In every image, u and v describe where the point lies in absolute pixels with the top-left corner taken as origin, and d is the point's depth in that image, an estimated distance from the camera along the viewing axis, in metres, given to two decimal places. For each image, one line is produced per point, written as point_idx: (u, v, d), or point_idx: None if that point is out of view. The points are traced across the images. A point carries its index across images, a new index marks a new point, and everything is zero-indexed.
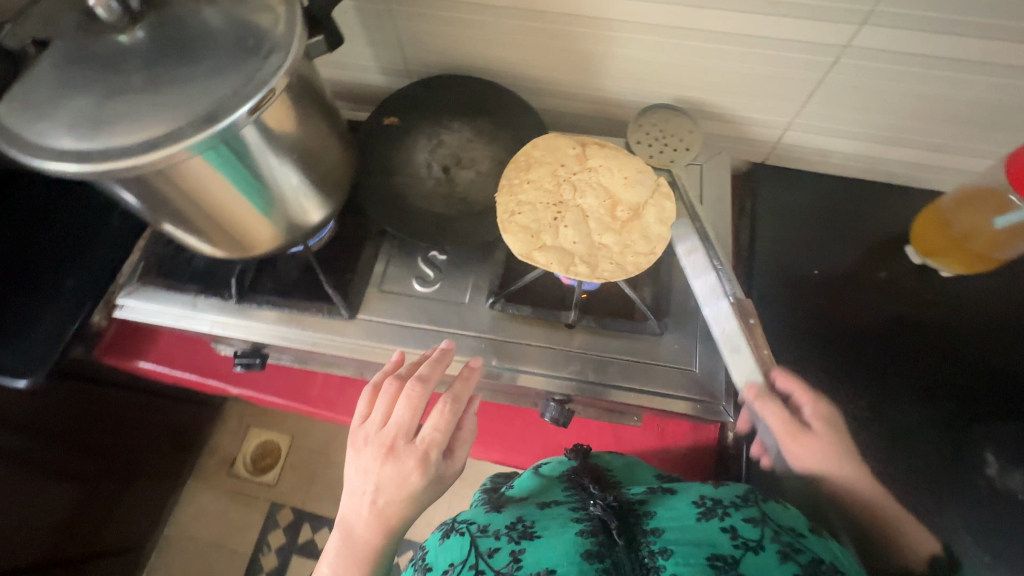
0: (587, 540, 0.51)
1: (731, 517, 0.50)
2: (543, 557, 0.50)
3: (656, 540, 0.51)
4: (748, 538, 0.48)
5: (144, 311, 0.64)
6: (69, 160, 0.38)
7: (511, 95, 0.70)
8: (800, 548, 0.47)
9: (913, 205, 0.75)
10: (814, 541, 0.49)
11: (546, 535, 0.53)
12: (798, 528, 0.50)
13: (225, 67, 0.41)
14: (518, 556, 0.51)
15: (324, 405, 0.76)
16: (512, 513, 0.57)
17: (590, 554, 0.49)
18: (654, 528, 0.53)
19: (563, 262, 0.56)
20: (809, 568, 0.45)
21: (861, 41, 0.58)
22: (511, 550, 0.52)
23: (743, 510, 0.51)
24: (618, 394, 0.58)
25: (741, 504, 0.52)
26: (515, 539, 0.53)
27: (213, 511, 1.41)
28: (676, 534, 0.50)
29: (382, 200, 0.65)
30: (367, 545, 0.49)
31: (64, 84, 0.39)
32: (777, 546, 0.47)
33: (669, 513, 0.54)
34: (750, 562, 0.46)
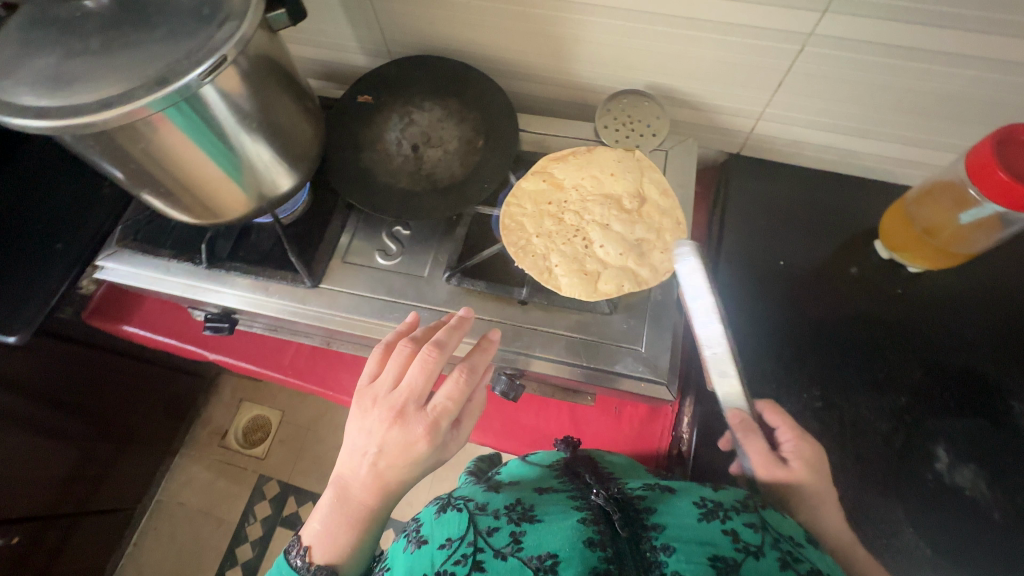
0: (588, 528, 0.50)
1: (731, 521, 0.49)
2: (545, 540, 0.49)
3: (657, 535, 0.50)
4: (748, 543, 0.46)
5: (121, 273, 0.67)
6: (29, 116, 0.40)
7: (481, 77, 0.71)
8: (800, 558, 0.45)
9: (887, 200, 0.75)
10: (815, 552, 0.47)
11: (545, 518, 0.52)
12: (799, 538, 0.48)
13: (180, 33, 0.43)
14: (518, 538, 0.50)
15: (295, 374, 0.79)
16: (511, 495, 0.57)
17: (591, 542, 0.48)
18: (654, 524, 0.51)
19: (626, 276, 0.58)
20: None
21: (825, 29, 0.58)
22: (510, 530, 0.50)
23: (744, 514, 0.49)
24: (565, 371, 0.59)
25: (743, 508, 0.50)
26: (514, 520, 0.52)
27: (203, 480, 1.46)
28: (675, 531, 0.49)
29: (350, 174, 0.67)
30: (361, 504, 0.50)
31: (28, 45, 0.42)
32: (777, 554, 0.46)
33: (668, 511, 0.52)
34: (750, 566, 0.44)
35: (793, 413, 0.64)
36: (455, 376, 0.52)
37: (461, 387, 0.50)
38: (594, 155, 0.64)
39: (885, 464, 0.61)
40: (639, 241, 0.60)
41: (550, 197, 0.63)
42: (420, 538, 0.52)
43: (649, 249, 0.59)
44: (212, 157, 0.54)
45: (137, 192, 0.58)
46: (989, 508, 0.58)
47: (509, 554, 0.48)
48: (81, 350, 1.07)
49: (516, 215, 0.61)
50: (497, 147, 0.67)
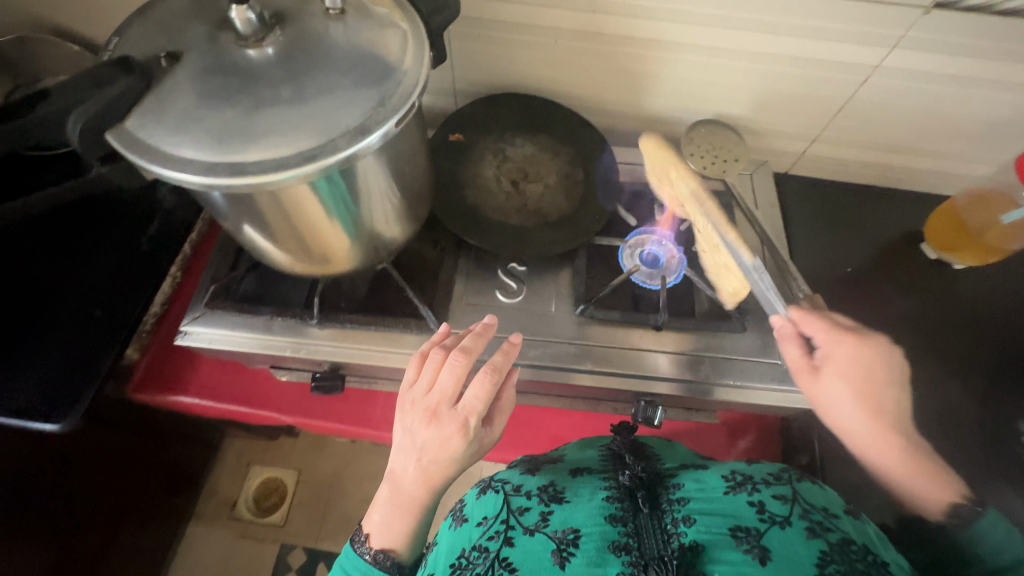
0: (612, 506, 0.52)
1: (760, 492, 0.48)
2: (570, 518, 0.50)
3: (680, 508, 0.50)
4: (775, 513, 0.46)
5: (209, 336, 0.61)
6: (220, 172, 0.37)
7: (568, 112, 0.73)
8: (830, 527, 0.45)
9: (921, 208, 0.84)
10: (849, 522, 0.47)
11: (574, 499, 0.53)
12: (834, 509, 0.48)
13: (368, 80, 0.41)
14: (546, 516, 0.51)
15: (388, 428, 0.73)
16: (545, 477, 0.58)
17: (613, 518, 0.50)
18: (681, 496, 0.52)
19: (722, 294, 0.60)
20: (838, 548, 0.43)
21: (891, 62, 0.65)
22: (540, 510, 0.52)
23: (774, 486, 0.49)
24: (708, 392, 0.61)
25: (772, 481, 0.50)
26: (546, 501, 0.53)
27: (214, 560, 1.30)
28: (699, 503, 0.50)
29: (457, 213, 0.65)
30: (411, 495, 0.50)
31: (206, 97, 0.38)
32: (805, 524, 0.45)
33: (695, 485, 0.53)
34: (776, 535, 0.44)
35: None
36: (483, 375, 0.50)
37: (489, 386, 0.49)
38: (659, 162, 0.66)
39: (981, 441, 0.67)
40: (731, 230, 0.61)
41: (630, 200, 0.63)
42: (461, 516, 0.56)
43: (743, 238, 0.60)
44: (337, 213, 0.53)
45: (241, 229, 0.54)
46: None
47: (536, 530, 0.50)
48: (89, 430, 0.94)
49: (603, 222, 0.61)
50: (598, 178, 0.69)
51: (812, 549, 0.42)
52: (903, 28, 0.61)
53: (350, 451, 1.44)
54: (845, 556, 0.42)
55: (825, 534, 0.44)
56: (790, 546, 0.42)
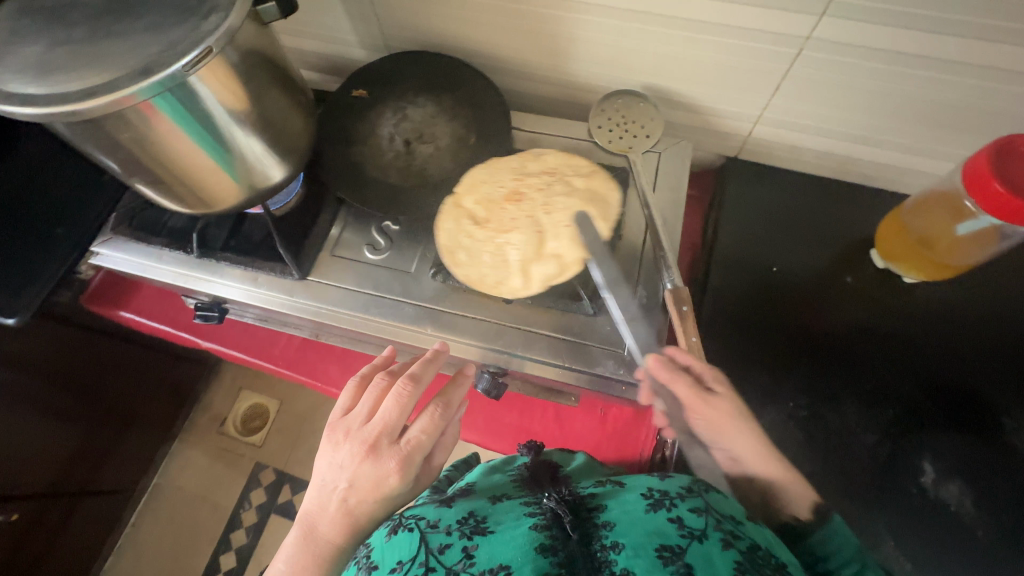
0: (541, 533, 0.51)
1: (678, 508, 0.50)
2: (497, 553, 0.49)
3: (609, 533, 0.50)
4: (692, 527, 0.48)
5: (115, 260, 0.68)
6: (14, 103, 0.41)
7: (476, 74, 0.71)
8: (739, 535, 0.48)
9: (884, 208, 0.73)
10: (754, 528, 0.49)
11: (497, 529, 0.52)
12: (737, 517, 0.51)
13: (166, 23, 0.43)
14: (471, 552, 0.49)
15: (285, 363, 0.79)
16: (464, 508, 0.56)
17: (543, 548, 0.48)
18: (605, 522, 0.52)
19: (552, 271, 0.57)
20: (748, 556, 0.46)
21: (822, 32, 0.57)
22: (462, 546, 0.50)
23: (689, 500, 0.51)
24: (549, 371, 0.59)
25: (686, 495, 0.52)
26: (467, 535, 0.52)
27: (201, 464, 1.48)
28: (626, 529, 0.49)
29: (342, 168, 0.67)
30: (328, 541, 0.52)
31: (16, 32, 0.42)
32: (719, 534, 0.47)
33: (619, 509, 0.53)
34: (695, 551, 0.46)
35: (777, 421, 0.63)
36: (430, 410, 0.55)
37: (438, 422, 0.54)
38: (516, 157, 0.64)
39: (867, 476, 0.60)
40: (563, 233, 0.58)
41: (488, 186, 0.62)
42: (369, 564, 0.50)
43: (566, 245, 0.58)
44: (200, 149, 0.56)
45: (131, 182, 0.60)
46: (974, 526, 0.57)
47: (461, 571, 0.48)
48: (74, 332, 1.09)
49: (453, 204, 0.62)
50: (488, 145, 0.67)
51: (728, 558, 0.45)
52: None
53: None
54: (755, 563, 0.45)
55: (737, 542, 0.47)
56: (710, 560, 0.45)
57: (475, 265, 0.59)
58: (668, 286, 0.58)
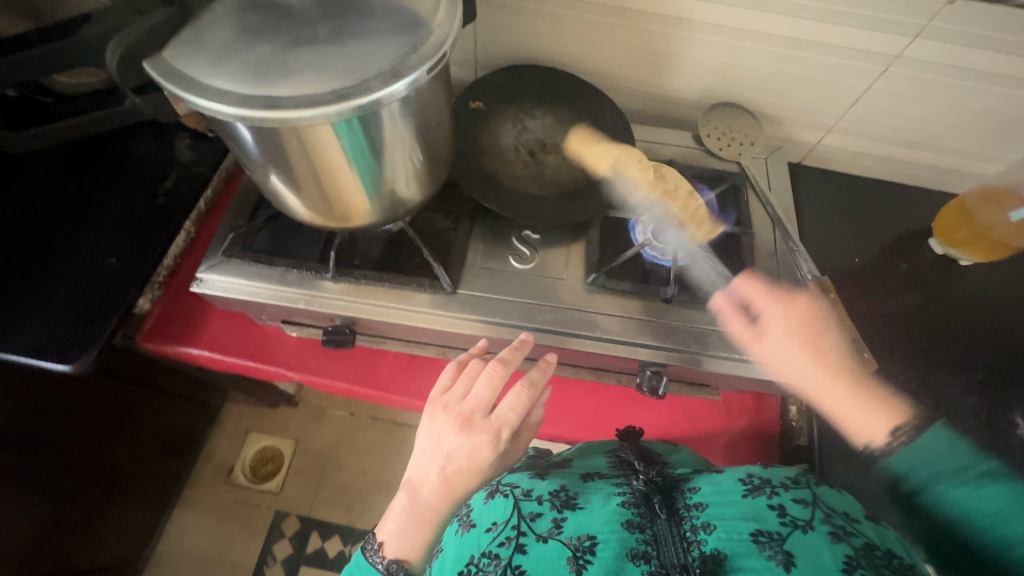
0: (628, 510, 0.54)
1: (780, 497, 0.52)
2: (585, 523, 0.52)
3: (699, 515, 0.53)
4: (796, 517, 0.50)
5: (224, 284, 0.62)
6: (256, 104, 0.37)
7: (590, 88, 0.73)
8: (853, 532, 0.48)
9: (931, 203, 0.85)
10: (869, 525, 0.50)
11: (587, 505, 0.55)
12: (852, 513, 0.52)
13: (403, 26, 0.42)
14: (560, 523, 0.53)
15: (394, 389, 0.74)
16: (555, 481, 0.59)
17: (630, 525, 0.52)
18: (697, 503, 0.55)
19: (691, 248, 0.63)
20: (863, 553, 0.46)
21: (912, 52, 0.66)
22: (553, 517, 0.53)
23: (793, 491, 0.53)
24: (717, 365, 0.61)
25: (790, 485, 0.54)
26: (558, 506, 0.55)
27: (210, 522, 1.32)
28: (718, 509, 0.53)
29: (476, 179, 0.66)
30: (430, 506, 0.55)
31: (244, 33, 0.39)
32: (828, 527, 0.49)
33: (713, 489, 0.56)
34: (798, 539, 0.47)
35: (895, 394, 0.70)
36: (518, 391, 0.56)
37: (525, 399, 0.55)
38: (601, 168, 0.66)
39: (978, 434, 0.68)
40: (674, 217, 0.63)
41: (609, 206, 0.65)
42: (468, 521, 0.54)
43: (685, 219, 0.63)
44: (365, 163, 0.53)
45: (263, 175, 0.55)
46: None
47: (550, 537, 0.51)
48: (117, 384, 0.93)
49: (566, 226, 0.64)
50: None
51: (838, 552, 0.46)
52: (927, 17, 0.62)
53: (348, 425, 1.45)
54: (870, 561, 0.46)
55: (848, 538, 0.48)
56: (815, 552, 0.46)
57: (655, 263, 0.63)
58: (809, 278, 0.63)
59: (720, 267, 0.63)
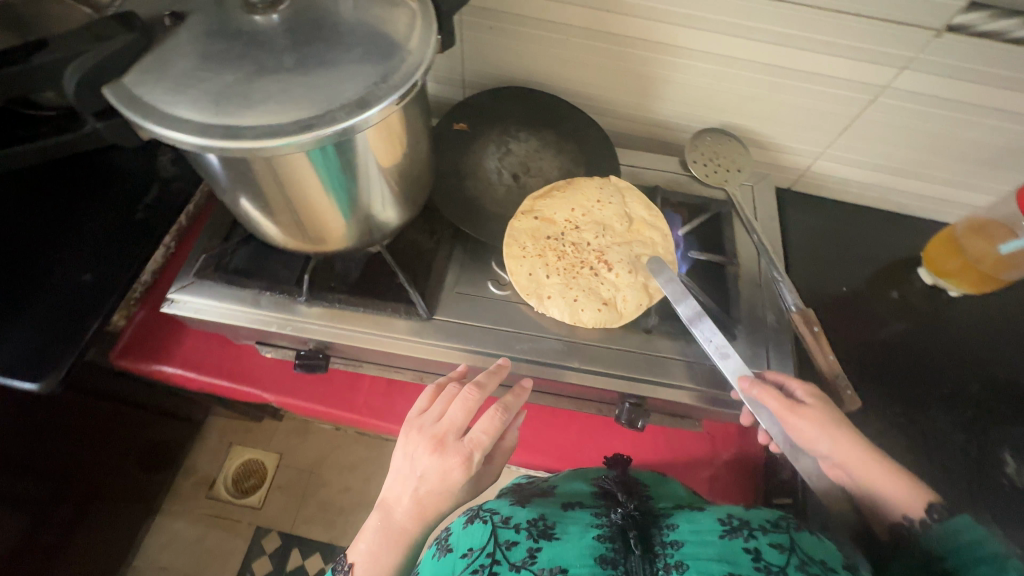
0: (604, 544, 0.53)
1: (757, 540, 0.50)
2: (557, 556, 0.51)
3: (674, 553, 0.51)
4: (771, 563, 0.47)
5: (195, 305, 0.61)
6: (215, 135, 0.37)
7: (576, 111, 0.73)
8: None
9: (920, 232, 0.84)
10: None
11: (564, 536, 0.54)
12: (831, 561, 0.48)
13: (373, 54, 0.41)
14: (535, 552, 0.52)
15: (370, 412, 0.73)
16: (535, 508, 0.58)
17: (604, 560, 0.51)
18: (674, 541, 0.52)
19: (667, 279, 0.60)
20: None
21: (899, 83, 0.65)
22: (527, 546, 0.53)
23: (772, 534, 0.50)
24: (698, 398, 0.60)
25: (769, 529, 0.51)
26: (534, 536, 0.54)
27: (190, 537, 1.30)
28: (694, 549, 0.51)
29: (457, 203, 0.65)
30: (402, 530, 0.51)
31: (208, 61, 0.38)
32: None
33: (690, 528, 0.54)
34: None
35: (880, 428, 0.68)
36: (493, 414, 0.52)
37: (499, 423, 0.51)
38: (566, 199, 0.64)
39: (964, 472, 0.66)
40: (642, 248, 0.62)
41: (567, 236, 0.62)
42: (446, 546, 0.57)
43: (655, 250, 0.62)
44: (339, 189, 0.52)
45: (236, 201, 0.54)
46: None
47: (523, 566, 0.51)
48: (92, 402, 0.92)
49: (519, 252, 0.60)
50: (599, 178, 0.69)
51: None
52: (914, 49, 0.61)
53: (333, 439, 1.43)
54: None
55: None
56: None
57: (613, 293, 0.59)
58: (792, 307, 0.62)
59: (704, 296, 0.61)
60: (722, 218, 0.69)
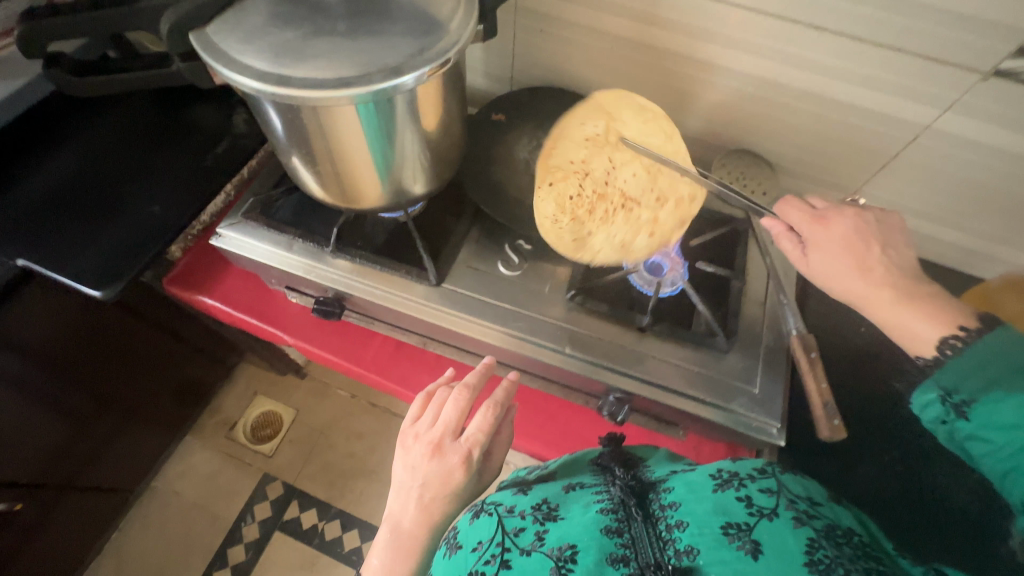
0: (607, 517, 0.52)
1: (746, 488, 0.50)
2: (564, 533, 0.51)
3: (673, 514, 0.51)
4: (761, 506, 0.48)
5: (237, 242, 0.68)
6: (270, 81, 0.43)
7: (610, 116, 0.76)
8: (815, 515, 0.47)
9: (957, 285, 0.80)
10: (829, 509, 0.49)
11: (567, 515, 0.54)
12: (816, 497, 0.50)
13: (415, 31, 0.46)
14: (541, 535, 0.52)
15: (375, 369, 0.78)
16: (537, 496, 0.58)
17: (607, 530, 0.50)
18: (671, 503, 0.53)
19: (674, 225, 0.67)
20: (824, 535, 0.45)
21: (942, 124, 0.64)
22: (535, 529, 0.53)
23: (760, 482, 0.50)
24: (682, 403, 0.60)
25: (757, 476, 0.51)
26: (539, 520, 0.54)
27: (204, 470, 1.40)
28: (691, 507, 0.50)
29: (481, 185, 0.70)
30: (410, 534, 0.56)
31: (275, 19, 0.45)
32: (791, 514, 0.47)
33: (685, 490, 0.54)
34: (764, 528, 0.45)
35: None
36: (483, 412, 0.61)
37: (491, 419, 0.59)
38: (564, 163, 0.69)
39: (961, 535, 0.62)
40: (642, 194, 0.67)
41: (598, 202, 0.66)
42: (456, 543, 0.55)
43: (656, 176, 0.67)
44: (373, 149, 0.58)
45: (286, 153, 0.61)
46: None
47: (533, 550, 0.51)
48: (139, 323, 1.02)
49: (555, 227, 0.66)
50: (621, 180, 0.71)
51: (800, 536, 0.44)
52: (957, 90, 0.60)
53: (347, 406, 1.51)
54: (833, 543, 0.44)
55: (812, 522, 0.46)
56: (779, 538, 0.44)
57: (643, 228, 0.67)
58: (794, 331, 0.62)
59: (701, 304, 0.62)
60: (739, 235, 0.69)
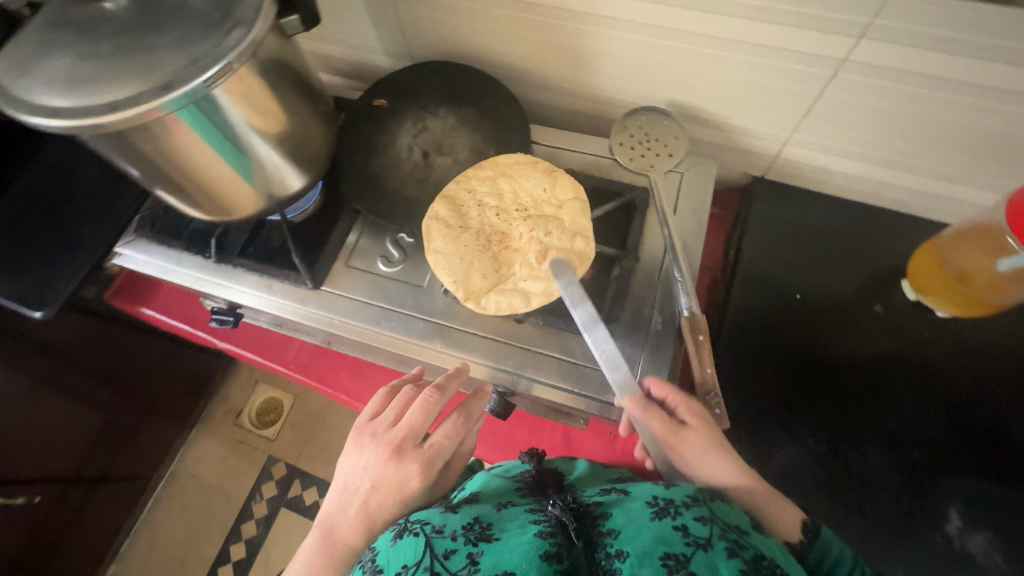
0: (546, 541, 0.46)
1: (682, 516, 0.46)
2: (502, 560, 0.44)
3: (612, 542, 0.46)
4: (698, 537, 0.44)
5: (136, 260, 0.71)
6: (42, 114, 0.42)
7: (498, 88, 0.70)
8: (745, 545, 0.43)
9: (919, 236, 0.70)
10: (759, 537, 0.45)
11: (502, 536, 0.47)
12: (743, 525, 0.46)
13: (189, 39, 0.43)
14: (475, 559, 0.45)
15: (297, 368, 0.80)
16: (468, 512, 0.51)
17: (548, 556, 0.44)
18: (609, 530, 0.48)
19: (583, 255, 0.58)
20: (755, 566, 0.42)
21: (860, 54, 0.54)
22: (467, 552, 0.46)
23: (694, 507, 0.47)
24: (559, 396, 0.59)
25: (691, 502, 0.48)
26: (472, 540, 0.47)
27: (216, 454, 1.52)
28: (630, 538, 0.45)
29: (360, 179, 0.67)
30: (345, 544, 0.51)
31: (51, 48, 0.44)
32: (723, 544, 0.43)
33: (623, 516, 0.49)
34: (701, 560, 0.42)
35: (794, 456, 0.60)
36: (452, 418, 0.55)
37: (460, 428, 0.54)
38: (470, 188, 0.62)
39: (887, 520, 0.57)
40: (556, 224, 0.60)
41: (506, 179, 0.63)
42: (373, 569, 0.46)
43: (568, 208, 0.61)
44: (224, 158, 0.54)
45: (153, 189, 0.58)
46: None
47: None
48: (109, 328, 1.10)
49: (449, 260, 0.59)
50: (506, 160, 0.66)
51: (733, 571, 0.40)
52: (868, 14, 0.50)
53: None
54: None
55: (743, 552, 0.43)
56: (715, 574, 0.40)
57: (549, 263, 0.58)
58: (685, 311, 0.57)
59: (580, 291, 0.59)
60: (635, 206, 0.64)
